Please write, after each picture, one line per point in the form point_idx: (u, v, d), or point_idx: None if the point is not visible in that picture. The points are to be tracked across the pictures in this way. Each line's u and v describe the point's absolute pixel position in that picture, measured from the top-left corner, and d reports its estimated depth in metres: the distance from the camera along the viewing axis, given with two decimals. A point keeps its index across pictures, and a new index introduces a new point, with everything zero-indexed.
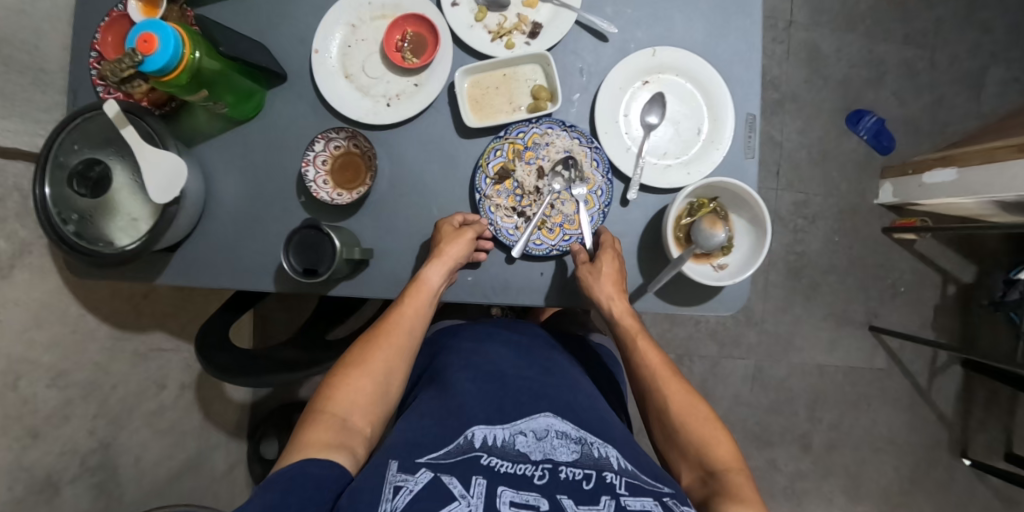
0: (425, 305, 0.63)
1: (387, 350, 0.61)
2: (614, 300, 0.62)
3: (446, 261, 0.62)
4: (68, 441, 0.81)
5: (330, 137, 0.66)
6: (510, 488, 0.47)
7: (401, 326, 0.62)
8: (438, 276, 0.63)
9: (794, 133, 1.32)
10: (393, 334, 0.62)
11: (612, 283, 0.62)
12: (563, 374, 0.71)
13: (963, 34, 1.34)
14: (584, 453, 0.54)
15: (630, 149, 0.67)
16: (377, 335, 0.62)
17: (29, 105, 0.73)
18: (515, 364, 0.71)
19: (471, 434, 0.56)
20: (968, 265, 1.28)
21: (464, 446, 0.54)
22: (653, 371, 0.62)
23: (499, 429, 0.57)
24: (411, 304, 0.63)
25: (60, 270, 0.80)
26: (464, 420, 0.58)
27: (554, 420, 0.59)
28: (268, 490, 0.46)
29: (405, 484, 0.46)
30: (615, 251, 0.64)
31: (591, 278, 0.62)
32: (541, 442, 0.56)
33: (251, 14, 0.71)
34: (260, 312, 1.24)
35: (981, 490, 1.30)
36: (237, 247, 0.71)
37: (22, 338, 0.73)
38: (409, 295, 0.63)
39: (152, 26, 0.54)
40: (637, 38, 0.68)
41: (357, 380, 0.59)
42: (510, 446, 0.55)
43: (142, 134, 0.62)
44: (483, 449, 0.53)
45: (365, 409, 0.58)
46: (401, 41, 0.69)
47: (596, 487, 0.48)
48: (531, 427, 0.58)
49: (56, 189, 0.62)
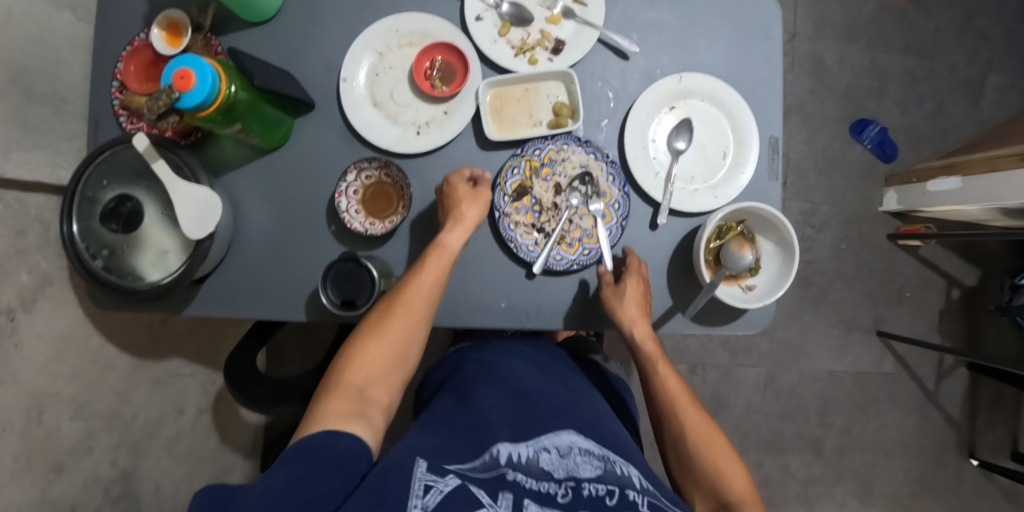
0: (444, 270, 0.61)
1: (406, 318, 0.58)
2: (636, 324, 0.63)
3: (467, 226, 0.62)
4: (91, 473, 0.80)
5: (361, 167, 0.67)
6: (535, 503, 0.44)
7: (420, 292, 0.59)
8: (459, 240, 0.61)
9: (800, 143, 1.34)
10: (413, 301, 0.58)
11: (636, 307, 0.63)
12: (585, 395, 0.70)
13: (961, 43, 1.37)
14: (607, 470, 0.51)
15: (658, 174, 0.68)
16: (395, 301, 0.58)
17: (51, 136, 0.72)
18: (537, 380, 0.70)
19: (496, 451, 0.51)
20: (971, 269, 1.32)
21: (488, 464, 0.49)
22: (673, 397, 0.62)
23: (523, 446, 0.52)
24: (431, 268, 0.60)
25: (81, 301, 0.78)
26: (491, 437, 0.54)
27: (578, 438, 0.56)
28: (290, 465, 0.44)
29: (436, 484, 0.43)
30: (640, 270, 0.65)
31: (616, 300, 0.63)
32: (564, 459, 0.52)
33: (278, 44, 0.71)
34: (276, 339, 1.23)
35: (989, 490, 1.33)
36: (263, 279, 0.71)
37: (46, 372, 0.72)
38: (428, 260, 0.60)
39: (188, 62, 0.53)
40: (662, 64, 0.70)
41: (376, 349, 0.56)
42: (535, 464, 0.50)
43: (171, 166, 0.61)
44: (508, 465, 0.49)
45: (383, 379, 0.56)
46: (430, 68, 0.69)
47: (620, 504, 0.46)
48: (555, 443, 0.54)
49: (85, 224, 0.62)
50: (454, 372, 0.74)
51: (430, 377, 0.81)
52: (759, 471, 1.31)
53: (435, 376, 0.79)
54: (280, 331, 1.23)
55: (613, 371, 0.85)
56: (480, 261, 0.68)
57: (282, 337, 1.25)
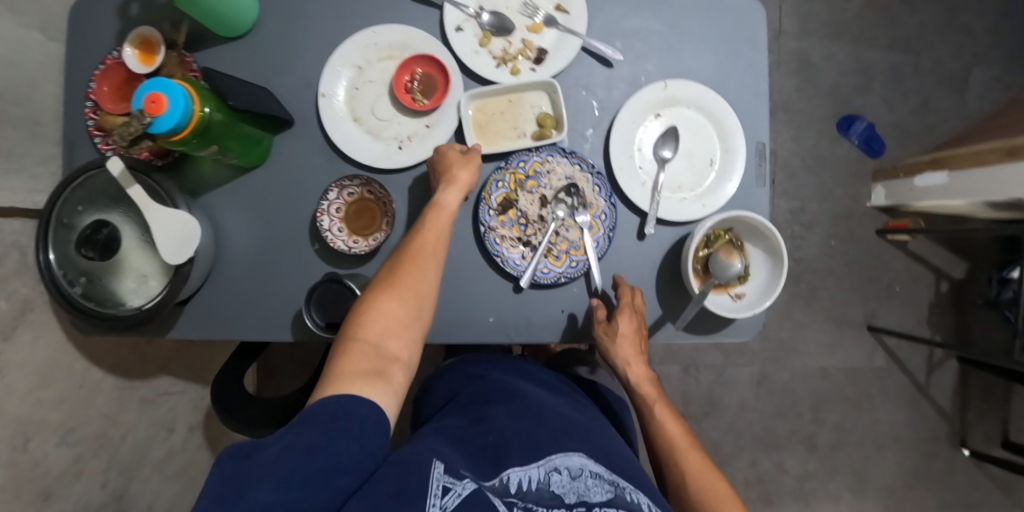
0: (445, 229, 0.61)
1: (413, 273, 0.57)
2: (632, 367, 0.66)
3: (463, 184, 0.61)
4: (81, 497, 0.79)
5: (343, 185, 0.66)
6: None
7: (423, 249, 0.58)
8: (457, 199, 0.61)
9: (787, 141, 1.34)
10: (417, 258, 0.58)
11: (630, 346, 0.64)
12: (594, 417, 0.68)
13: (946, 38, 1.38)
14: (617, 495, 0.49)
15: (645, 184, 0.68)
16: (400, 261, 0.57)
17: (25, 161, 0.70)
18: (552, 401, 0.68)
19: (506, 477, 0.49)
20: (959, 262, 1.33)
21: (498, 489, 0.48)
22: (672, 441, 0.63)
23: (533, 469, 0.51)
24: (432, 227, 0.60)
25: (64, 326, 0.76)
26: (502, 460, 0.52)
27: (587, 460, 0.54)
28: (314, 426, 0.42)
29: (454, 486, 0.42)
30: (636, 304, 0.65)
31: (610, 342, 0.64)
32: (575, 482, 0.50)
33: (256, 60, 0.69)
34: (265, 354, 1.22)
35: (980, 479, 1.35)
36: (249, 300, 0.70)
37: (30, 400, 0.70)
38: (427, 219, 0.60)
39: (158, 85, 0.52)
40: (647, 71, 0.69)
41: (386, 306, 0.54)
42: (546, 489, 0.48)
43: (146, 190, 0.59)
44: (518, 495, 0.47)
45: (399, 335, 0.54)
46: (411, 81, 0.68)
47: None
48: (566, 464, 0.52)
49: (61, 251, 0.60)
50: (458, 390, 0.71)
51: (427, 394, 0.79)
52: (755, 469, 1.31)
53: (435, 392, 0.76)
54: (270, 346, 1.22)
55: (607, 383, 0.84)
56: (468, 277, 0.67)
57: (272, 352, 1.24)
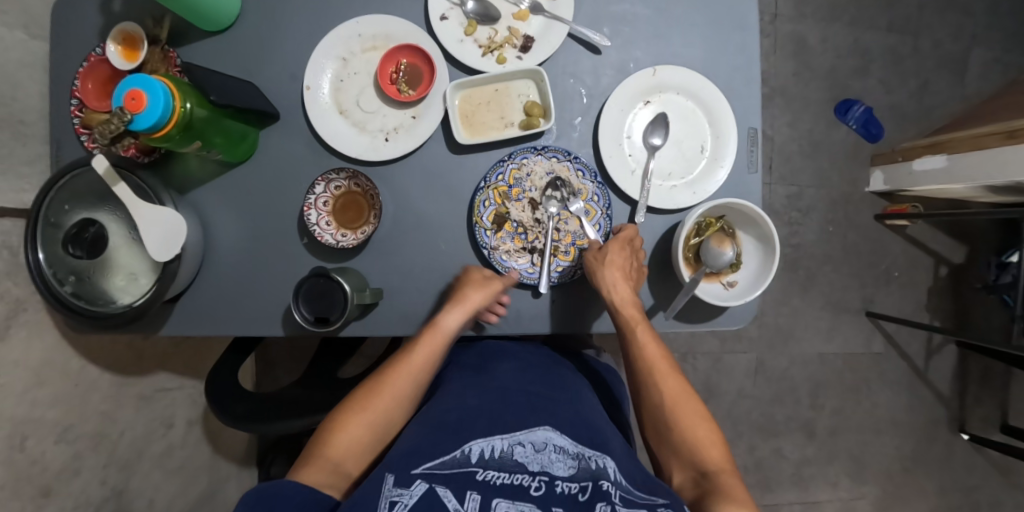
0: (436, 352, 0.62)
1: (391, 394, 0.58)
2: (619, 289, 0.61)
3: (465, 307, 0.61)
4: (81, 494, 0.80)
5: (330, 179, 0.65)
6: (506, 499, 0.46)
7: (408, 370, 0.60)
8: (455, 321, 0.62)
9: (784, 127, 1.33)
10: (399, 380, 0.59)
11: (621, 272, 0.61)
12: (567, 385, 0.69)
13: (945, 19, 1.35)
14: (581, 467, 0.52)
15: (635, 172, 0.67)
16: (383, 378, 0.60)
17: (11, 160, 0.69)
18: (518, 378, 0.68)
19: (468, 449, 0.52)
20: (957, 247, 1.32)
21: (458, 460, 0.50)
22: (651, 363, 0.60)
23: (497, 440, 0.54)
24: (424, 348, 0.61)
25: (58, 325, 0.76)
26: (464, 432, 0.55)
27: (553, 434, 0.56)
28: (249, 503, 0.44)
29: (400, 499, 0.45)
30: (633, 247, 0.63)
31: (598, 267, 0.61)
32: (539, 454, 0.53)
33: (239, 52, 0.69)
34: (262, 347, 1.23)
35: (979, 462, 1.36)
36: (241, 297, 0.70)
37: (26, 399, 0.70)
38: (423, 338, 0.62)
39: (138, 81, 0.51)
40: (636, 58, 0.68)
41: (358, 423, 0.56)
42: (508, 458, 0.52)
43: (134, 188, 0.59)
44: (479, 464, 0.50)
45: (360, 455, 0.55)
46: (396, 72, 0.67)
47: (591, 498, 0.47)
48: (530, 439, 0.55)
49: (50, 251, 0.60)
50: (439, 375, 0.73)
51: None
52: (753, 456, 1.32)
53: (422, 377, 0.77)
54: (266, 340, 1.23)
55: (603, 362, 0.84)
56: (456, 269, 0.68)
57: (267, 346, 1.24)
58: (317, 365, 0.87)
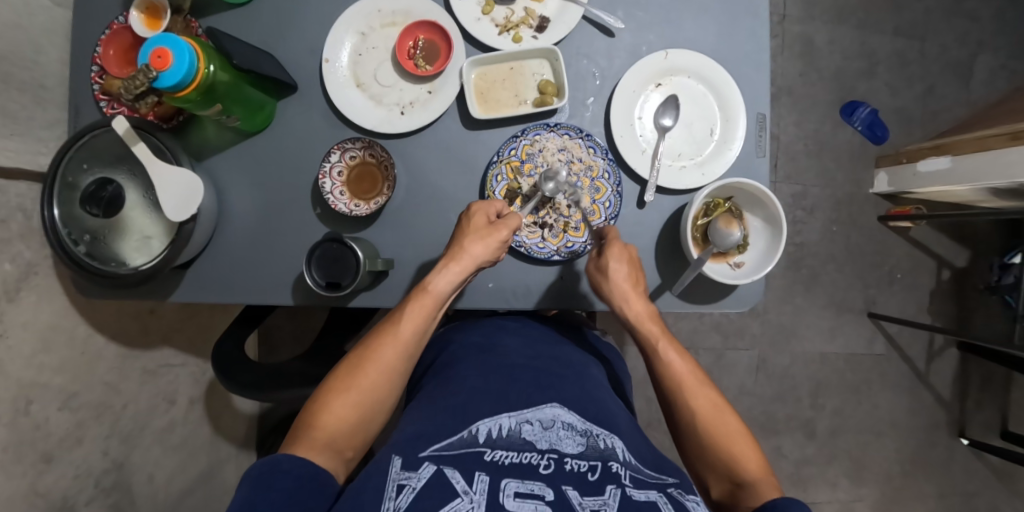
0: (427, 316, 0.61)
1: (379, 364, 0.58)
2: (632, 303, 0.62)
3: (460, 269, 0.60)
4: (82, 464, 0.79)
5: (345, 148, 0.66)
6: (515, 479, 0.46)
7: (396, 338, 0.59)
8: (447, 283, 0.60)
9: (790, 125, 1.34)
10: (387, 350, 0.59)
11: (626, 282, 0.62)
12: (570, 362, 0.68)
13: (951, 24, 1.37)
14: (589, 445, 0.53)
15: (645, 151, 0.68)
16: (369, 350, 0.59)
17: (31, 123, 0.70)
18: (523, 353, 0.68)
19: (476, 428, 0.53)
20: (960, 250, 1.33)
21: (466, 440, 0.52)
22: (681, 383, 0.59)
23: (505, 418, 0.55)
24: (414, 314, 0.60)
25: (68, 290, 0.77)
26: (471, 413, 0.56)
27: (560, 411, 0.57)
28: (246, 487, 0.46)
29: (408, 482, 0.45)
30: (629, 249, 0.63)
31: (602, 280, 0.63)
32: (547, 432, 0.53)
33: (259, 23, 0.70)
34: (265, 325, 1.24)
35: (979, 468, 1.35)
36: (252, 265, 0.70)
37: (32, 364, 0.70)
38: (412, 301, 0.60)
39: (165, 41, 0.52)
40: (648, 41, 0.69)
41: (348, 397, 0.56)
42: (516, 436, 0.52)
43: (152, 149, 0.60)
44: (487, 444, 0.51)
45: (353, 430, 0.55)
46: (414, 48, 0.69)
47: (601, 478, 0.48)
48: (538, 416, 0.56)
49: (66, 209, 0.60)
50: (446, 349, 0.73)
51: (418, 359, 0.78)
52: None
53: (428, 355, 0.77)
54: (270, 317, 1.24)
55: (608, 344, 0.83)
56: None
57: (270, 324, 1.26)
58: (323, 339, 0.87)
